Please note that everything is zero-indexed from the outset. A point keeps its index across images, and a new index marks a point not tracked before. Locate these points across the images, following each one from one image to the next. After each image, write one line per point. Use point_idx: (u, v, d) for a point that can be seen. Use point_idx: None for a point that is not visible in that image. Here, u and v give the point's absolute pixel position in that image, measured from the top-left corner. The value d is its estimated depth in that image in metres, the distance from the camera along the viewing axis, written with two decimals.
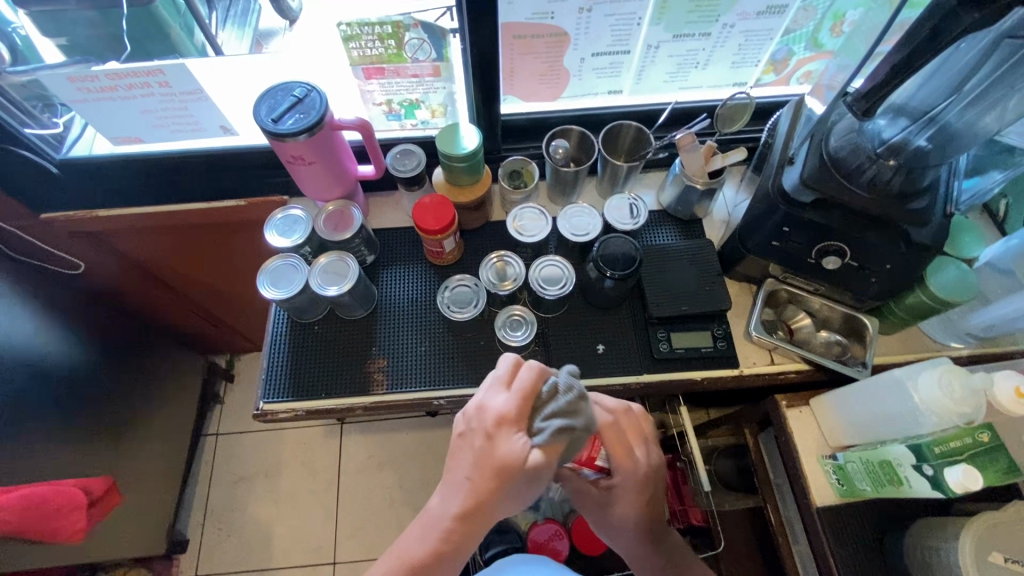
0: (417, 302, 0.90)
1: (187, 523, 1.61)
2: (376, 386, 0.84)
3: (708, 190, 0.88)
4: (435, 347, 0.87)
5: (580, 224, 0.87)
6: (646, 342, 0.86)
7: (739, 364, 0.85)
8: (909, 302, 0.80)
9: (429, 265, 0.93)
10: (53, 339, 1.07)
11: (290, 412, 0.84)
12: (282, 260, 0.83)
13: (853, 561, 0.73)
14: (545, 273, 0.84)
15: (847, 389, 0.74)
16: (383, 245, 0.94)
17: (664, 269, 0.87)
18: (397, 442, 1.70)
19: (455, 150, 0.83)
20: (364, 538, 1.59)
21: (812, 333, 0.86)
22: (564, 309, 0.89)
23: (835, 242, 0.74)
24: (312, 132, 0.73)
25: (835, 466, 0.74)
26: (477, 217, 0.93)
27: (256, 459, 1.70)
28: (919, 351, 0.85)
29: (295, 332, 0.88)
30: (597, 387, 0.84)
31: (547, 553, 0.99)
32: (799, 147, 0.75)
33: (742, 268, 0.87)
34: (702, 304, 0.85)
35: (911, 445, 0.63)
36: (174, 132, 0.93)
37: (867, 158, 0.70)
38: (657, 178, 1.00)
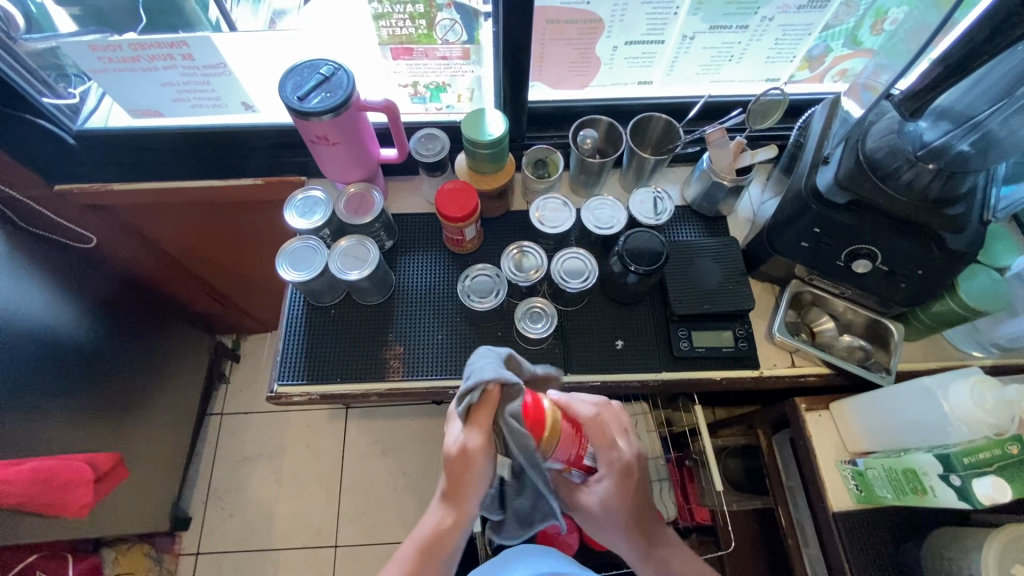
0: (435, 289, 0.89)
1: (190, 501, 1.61)
2: (392, 372, 0.84)
3: (735, 187, 0.87)
4: (452, 335, 0.86)
5: (604, 216, 0.86)
6: (666, 339, 0.85)
7: (760, 365, 0.84)
8: (937, 309, 0.78)
9: (448, 253, 0.92)
10: (63, 312, 1.06)
11: (304, 396, 0.83)
12: (301, 242, 0.82)
13: (870, 570, 0.72)
14: (567, 265, 0.83)
15: (871, 394, 0.73)
16: (402, 230, 0.93)
17: (687, 265, 0.86)
18: (401, 428, 1.70)
19: (480, 136, 0.81)
20: (366, 522, 1.59)
21: (834, 336, 0.85)
22: (583, 303, 0.88)
23: (867, 246, 0.72)
24: (337, 112, 0.71)
25: (855, 471, 0.74)
26: (498, 206, 0.92)
27: (261, 440, 1.70)
28: (942, 358, 0.84)
29: (311, 315, 0.87)
30: (616, 382, 0.84)
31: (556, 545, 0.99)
32: (835, 148, 0.73)
33: (767, 268, 0.86)
34: (725, 303, 0.83)
35: (937, 455, 0.62)
36: (194, 107, 0.92)
37: (905, 161, 0.68)
38: (682, 173, 0.98)
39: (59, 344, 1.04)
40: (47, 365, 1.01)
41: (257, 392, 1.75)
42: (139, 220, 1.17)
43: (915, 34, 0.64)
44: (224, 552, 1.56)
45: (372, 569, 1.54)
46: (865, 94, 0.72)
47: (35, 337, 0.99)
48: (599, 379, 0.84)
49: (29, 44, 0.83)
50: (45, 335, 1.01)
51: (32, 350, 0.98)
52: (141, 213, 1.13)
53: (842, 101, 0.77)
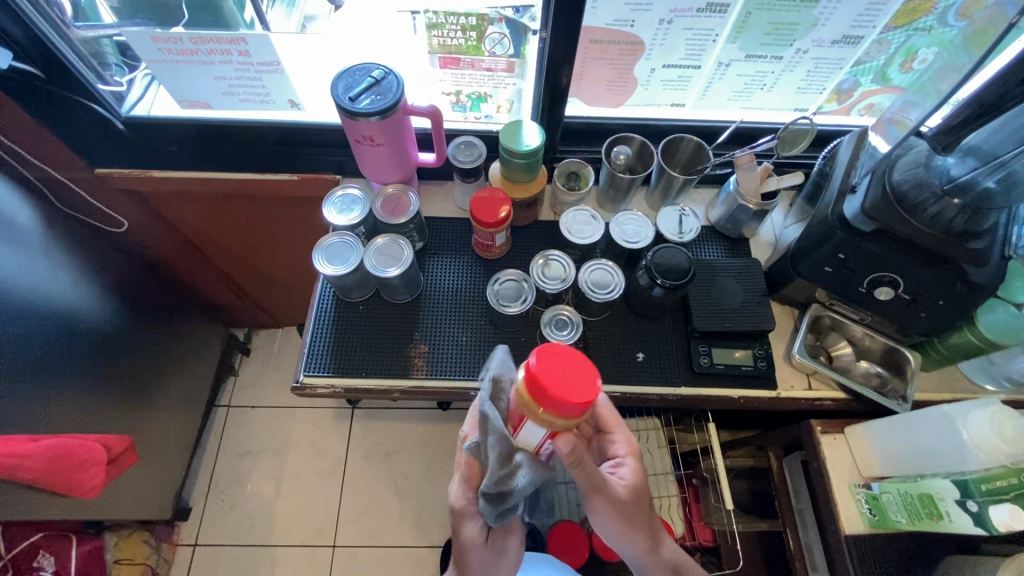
0: (462, 293, 0.91)
1: (191, 492, 1.61)
2: (416, 370, 0.85)
3: (760, 211, 0.90)
4: (476, 338, 0.87)
5: (631, 230, 0.88)
6: (686, 354, 0.87)
7: (777, 386, 0.86)
8: (954, 341, 0.80)
9: (476, 257, 0.94)
10: (92, 293, 1.08)
11: (329, 388, 0.84)
12: (337, 238, 0.84)
13: None
14: (594, 276, 0.84)
15: (890, 420, 0.75)
16: (432, 233, 0.95)
17: (710, 284, 0.88)
18: (406, 431, 1.71)
19: (517, 146, 0.84)
20: (366, 523, 1.59)
21: (852, 362, 0.86)
22: (607, 314, 0.90)
23: (889, 274, 0.74)
24: (385, 115, 0.74)
25: (869, 496, 0.75)
26: (528, 215, 0.94)
27: (266, 435, 1.70)
28: (956, 390, 0.86)
29: (340, 309, 0.89)
30: (635, 394, 0.85)
31: (566, 553, 0.98)
32: (862, 178, 0.76)
33: (788, 291, 0.88)
34: (746, 322, 0.85)
35: (955, 481, 0.64)
36: (242, 101, 0.94)
37: (932, 194, 0.70)
38: (707, 194, 1.01)
39: (85, 324, 1.06)
40: (72, 345, 1.03)
41: (265, 386, 1.76)
42: (171, 208, 1.20)
43: (944, 74, 0.67)
44: (222, 545, 1.56)
45: (369, 571, 1.53)
46: (892, 129, 0.74)
47: (61, 317, 1.00)
48: (618, 390, 0.85)
49: (79, 32, 0.86)
50: (72, 315, 1.03)
51: (59, 329, 1.00)
52: (176, 201, 1.16)
53: (868, 136, 0.79)
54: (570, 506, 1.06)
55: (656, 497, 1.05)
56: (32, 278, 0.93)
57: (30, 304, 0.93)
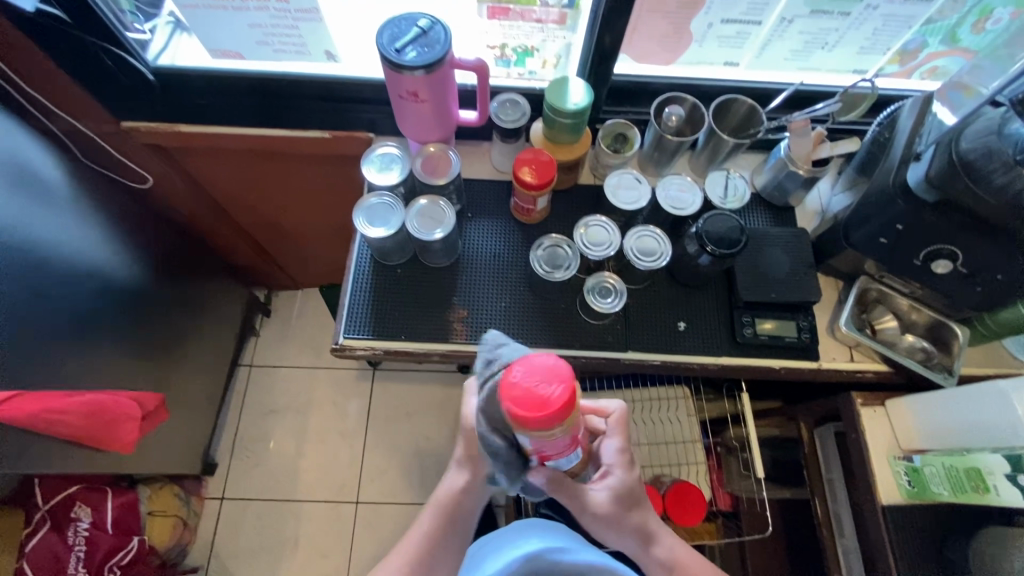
0: (498, 258, 0.89)
1: (217, 448, 1.65)
2: (455, 335, 0.84)
3: (809, 178, 0.88)
4: (516, 304, 0.86)
5: (678, 197, 0.86)
6: (728, 324, 0.86)
7: (819, 358, 0.85)
8: (1004, 316, 0.78)
9: (514, 221, 0.91)
10: (120, 251, 1.06)
11: (368, 350, 0.84)
12: (377, 199, 0.81)
13: (912, 559, 0.74)
14: (640, 242, 0.82)
15: (938, 395, 0.74)
16: (470, 195, 0.93)
17: (756, 253, 0.86)
18: (424, 393, 1.72)
19: (564, 104, 0.81)
20: (387, 481, 1.62)
21: (897, 335, 0.85)
22: (647, 283, 0.88)
23: (949, 247, 0.73)
24: (430, 69, 0.70)
25: (909, 467, 0.76)
26: (569, 178, 0.91)
27: (289, 393, 1.72)
28: (998, 365, 0.85)
29: (377, 271, 0.87)
30: (676, 364, 0.85)
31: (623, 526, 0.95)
32: (926, 145, 0.73)
33: (835, 262, 0.86)
34: (792, 293, 0.84)
35: (1008, 456, 0.64)
36: (276, 52, 0.91)
37: (1002, 164, 0.67)
38: (754, 160, 0.97)
39: (115, 284, 1.04)
40: (106, 303, 1.02)
41: (286, 346, 1.77)
42: (200, 168, 1.18)
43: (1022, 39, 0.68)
44: (249, 499, 1.60)
45: (392, 526, 1.57)
46: (955, 93, 0.72)
47: (90, 276, 0.99)
48: (658, 359, 0.85)
49: None
50: (104, 273, 1.02)
51: (90, 285, 0.98)
52: (204, 159, 1.13)
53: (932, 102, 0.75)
54: None
55: (683, 463, 1.06)
56: (60, 234, 0.92)
57: (60, 259, 0.92)
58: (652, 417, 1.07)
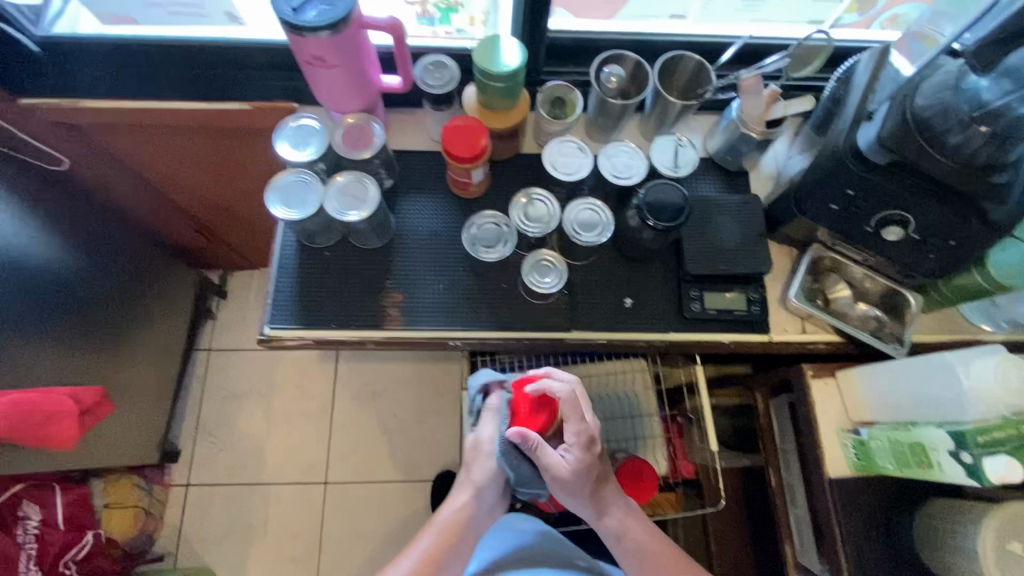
0: (436, 237, 0.83)
1: (179, 435, 1.61)
2: (390, 321, 0.79)
3: (763, 141, 0.82)
4: (454, 286, 0.81)
5: (622, 165, 0.80)
6: (676, 299, 0.82)
7: (770, 331, 0.82)
8: (959, 282, 0.75)
9: (451, 196, 0.85)
10: (40, 239, 0.99)
11: (297, 340, 0.79)
12: (294, 176, 0.74)
13: (859, 533, 0.73)
14: (580, 216, 0.77)
15: (886, 366, 0.71)
16: (402, 169, 0.86)
17: (704, 223, 0.82)
18: (391, 371, 1.68)
19: (495, 66, 0.73)
20: (356, 460, 1.60)
21: (849, 305, 0.81)
22: (593, 258, 0.83)
23: (901, 212, 0.69)
24: (335, 29, 0.63)
25: (857, 440, 0.74)
26: (508, 147, 0.85)
27: (251, 377, 1.68)
28: (954, 332, 0.82)
29: (304, 256, 0.81)
30: (622, 342, 0.81)
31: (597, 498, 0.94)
32: (881, 104, 0.68)
33: (788, 230, 0.82)
34: (741, 264, 0.80)
35: (950, 432, 0.61)
36: (173, 15, 0.89)
37: (958, 122, 0.62)
38: (707, 121, 0.91)
39: (35, 273, 0.97)
40: (32, 294, 0.97)
41: (245, 329, 1.71)
42: (123, 146, 1.10)
43: None
44: (215, 484, 1.57)
45: (363, 504, 1.57)
46: (917, 43, 0.71)
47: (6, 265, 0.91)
48: (604, 337, 0.81)
49: None
50: (21, 262, 0.94)
51: (6, 276, 0.91)
52: (123, 136, 1.04)
53: (891, 54, 0.71)
54: None
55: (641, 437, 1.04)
56: None
57: None
58: (609, 393, 1.04)
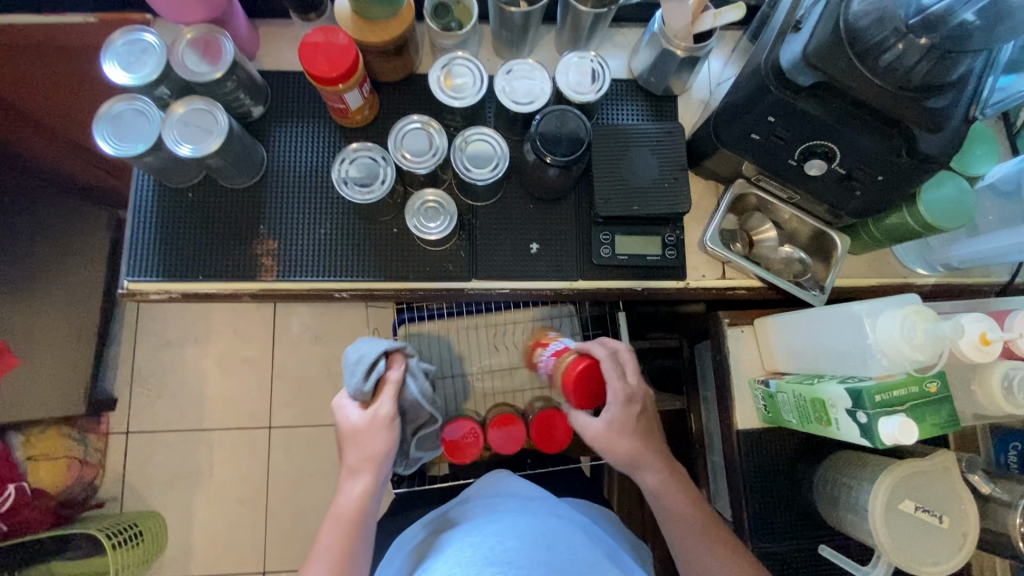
0: (315, 174, 0.73)
1: (112, 382, 1.49)
2: (264, 271, 0.71)
3: (689, 59, 0.71)
4: (338, 231, 0.72)
5: (523, 88, 0.69)
6: (586, 243, 0.75)
7: (687, 277, 0.75)
8: (889, 222, 0.68)
9: (334, 126, 0.74)
10: None
11: (163, 294, 0.71)
12: (126, 104, 0.63)
13: (763, 486, 0.70)
14: (472, 148, 0.68)
15: (800, 314, 0.65)
16: (276, 94, 0.74)
17: (618, 156, 0.72)
18: (336, 314, 1.58)
19: None
20: (300, 406, 1.52)
21: (774, 248, 0.75)
22: (497, 198, 0.74)
23: (825, 143, 0.60)
24: None
25: (766, 392, 0.69)
26: (397, 68, 0.73)
27: (185, 323, 1.53)
28: (886, 276, 0.76)
29: (163, 199, 0.71)
30: (526, 290, 0.75)
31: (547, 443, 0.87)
32: (811, 8, 0.56)
33: (712, 164, 0.73)
34: (656, 204, 0.71)
35: (848, 389, 0.55)
36: None
37: (894, 32, 0.51)
38: (632, 36, 0.79)
39: None
40: None
41: None
42: None
43: None
44: (155, 433, 1.48)
45: (311, 450, 1.51)
46: None
47: None
48: (507, 286, 0.74)
49: None
50: None
51: None
52: None
53: None
54: (484, 399, 0.97)
55: None
56: None
57: None
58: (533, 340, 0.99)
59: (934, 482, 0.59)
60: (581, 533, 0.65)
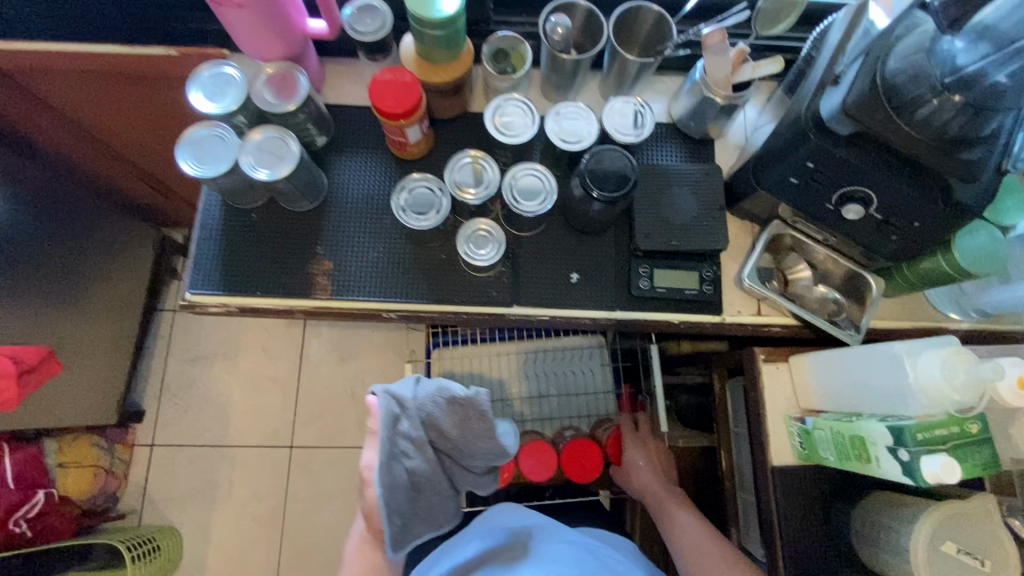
0: (372, 201, 0.78)
1: (142, 394, 1.52)
2: (318, 290, 0.75)
3: (728, 106, 0.75)
4: (390, 255, 0.76)
5: (572, 128, 0.74)
6: (625, 275, 0.78)
7: (722, 312, 0.77)
8: (925, 267, 0.70)
9: (390, 157, 0.79)
10: None
11: (222, 307, 0.75)
12: (207, 130, 0.69)
13: (797, 522, 0.70)
14: (522, 183, 0.72)
15: (836, 352, 0.66)
16: (338, 126, 0.80)
17: (658, 193, 0.76)
18: (362, 336, 1.59)
19: (429, 12, 0.65)
20: (321, 427, 1.53)
21: (808, 287, 0.77)
22: (541, 228, 0.78)
23: (863, 188, 0.63)
24: None
25: (802, 429, 0.70)
26: (453, 106, 0.78)
27: (217, 340, 1.57)
28: (918, 318, 0.78)
29: (229, 218, 0.76)
30: (566, 318, 0.77)
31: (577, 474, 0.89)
32: (850, 64, 0.60)
33: (749, 205, 0.76)
34: (694, 240, 0.74)
35: (890, 426, 0.56)
36: None
37: (930, 88, 0.55)
38: (672, 84, 0.84)
39: None
40: None
41: None
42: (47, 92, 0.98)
43: None
44: (179, 446, 1.50)
45: (329, 472, 1.51)
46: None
47: None
48: (547, 314, 0.77)
49: None
50: None
51: None
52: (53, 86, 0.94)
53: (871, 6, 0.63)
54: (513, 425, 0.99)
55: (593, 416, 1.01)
56: None
57: None
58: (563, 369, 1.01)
59: (978, 526, 0.59)
60: (592, 562, 0.66)
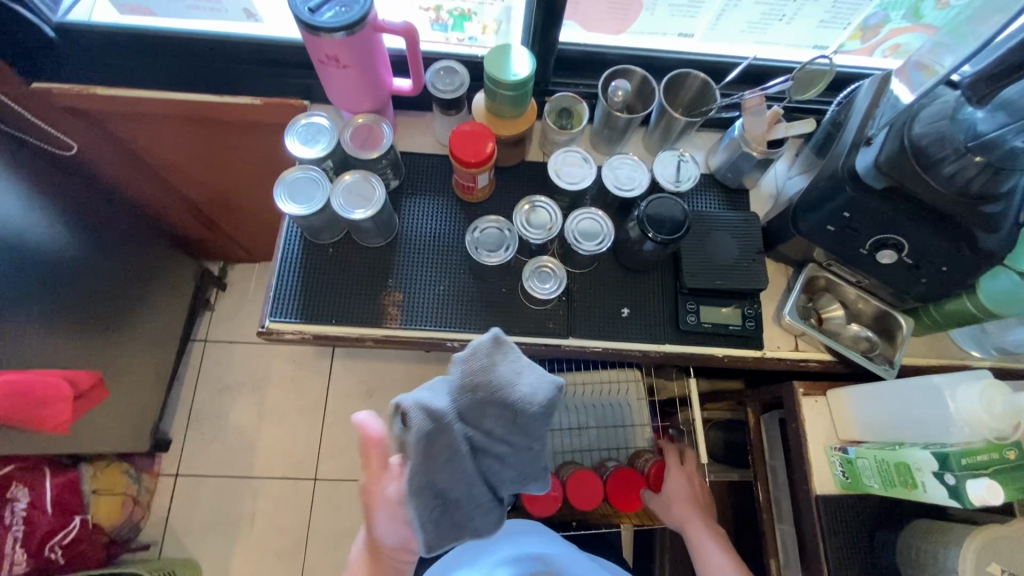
0: (439, 239, 0.84)
1: (171, 423, 1.53)
2: (389, 319, 0.80)
3: (763, 160, 0.83)
4: (455, 289, 0.82)
5: (625, 177, 0.81)
6: (672, 311, 0.83)
7: (763, 347, 0.83)
8: (950, 308, 0.77)
9: (456, 200, 0.86)
10: (50, 214, 0.91)
11: (297, 334, 0.80)
12: (302, 172, 0.76)
13: (844, 550, 0.74)
14: (582, 226, 0.79)
15: (874, 386, 0.72)
16: (409, 171, 0.87)
17: (703, 237, 0.83)
18: (392, 369, 1.61)
19: (505, 75, 0.74)
20: (348, 460, 1.53)
21: (842, 325, 0.83)
22: (594, 267, 0.85)
23: (896, 237, 0.70)
24: (351, 30, 0.64)
25: (844, 459, 0.74)
26: (515, 155, 0.86)
27: (247, 370, 1.59)
28: (943, 356, 0.84)
29: (307, 252, 0.82)
30: (616, 349, 0.82)
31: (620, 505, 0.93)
32: (879, 130, 0.69)
33: (785, 249, 0.83)
34: (736, 280, 0.81)
35: (934, 453, 0.62)
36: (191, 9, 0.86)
37: (953, 150, 0.63)
38: (709, 139, 0.93)
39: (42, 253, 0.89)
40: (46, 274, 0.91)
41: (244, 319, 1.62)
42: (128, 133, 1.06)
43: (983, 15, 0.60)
44: (203, 477, 1.50)
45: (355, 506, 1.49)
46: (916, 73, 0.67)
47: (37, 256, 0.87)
48: (600, 345, 0.82)
49: None
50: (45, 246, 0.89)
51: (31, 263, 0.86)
52: (138, 127, 1.02)
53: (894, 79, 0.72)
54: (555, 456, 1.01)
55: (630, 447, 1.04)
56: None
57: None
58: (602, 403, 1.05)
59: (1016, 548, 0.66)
60: None
